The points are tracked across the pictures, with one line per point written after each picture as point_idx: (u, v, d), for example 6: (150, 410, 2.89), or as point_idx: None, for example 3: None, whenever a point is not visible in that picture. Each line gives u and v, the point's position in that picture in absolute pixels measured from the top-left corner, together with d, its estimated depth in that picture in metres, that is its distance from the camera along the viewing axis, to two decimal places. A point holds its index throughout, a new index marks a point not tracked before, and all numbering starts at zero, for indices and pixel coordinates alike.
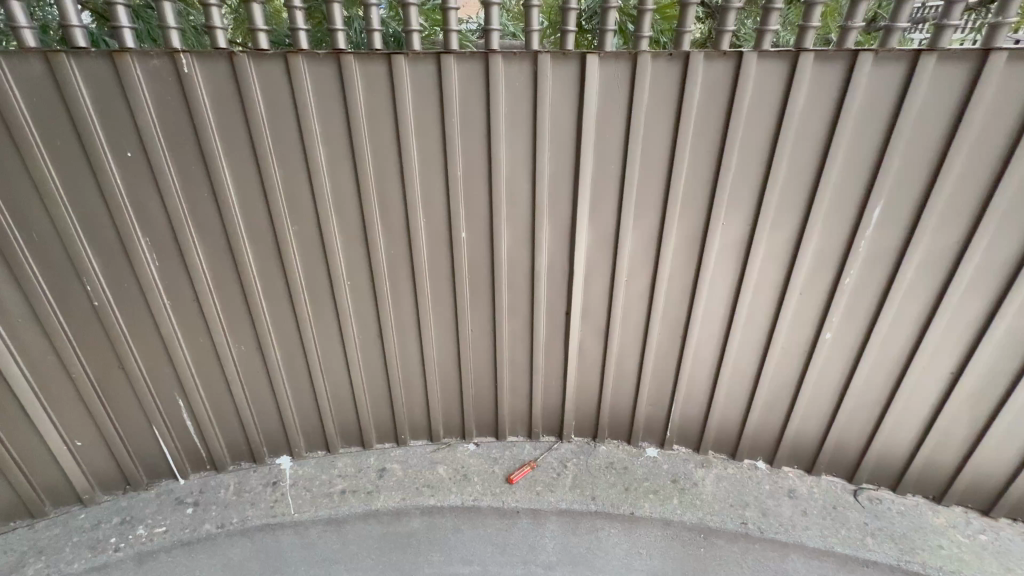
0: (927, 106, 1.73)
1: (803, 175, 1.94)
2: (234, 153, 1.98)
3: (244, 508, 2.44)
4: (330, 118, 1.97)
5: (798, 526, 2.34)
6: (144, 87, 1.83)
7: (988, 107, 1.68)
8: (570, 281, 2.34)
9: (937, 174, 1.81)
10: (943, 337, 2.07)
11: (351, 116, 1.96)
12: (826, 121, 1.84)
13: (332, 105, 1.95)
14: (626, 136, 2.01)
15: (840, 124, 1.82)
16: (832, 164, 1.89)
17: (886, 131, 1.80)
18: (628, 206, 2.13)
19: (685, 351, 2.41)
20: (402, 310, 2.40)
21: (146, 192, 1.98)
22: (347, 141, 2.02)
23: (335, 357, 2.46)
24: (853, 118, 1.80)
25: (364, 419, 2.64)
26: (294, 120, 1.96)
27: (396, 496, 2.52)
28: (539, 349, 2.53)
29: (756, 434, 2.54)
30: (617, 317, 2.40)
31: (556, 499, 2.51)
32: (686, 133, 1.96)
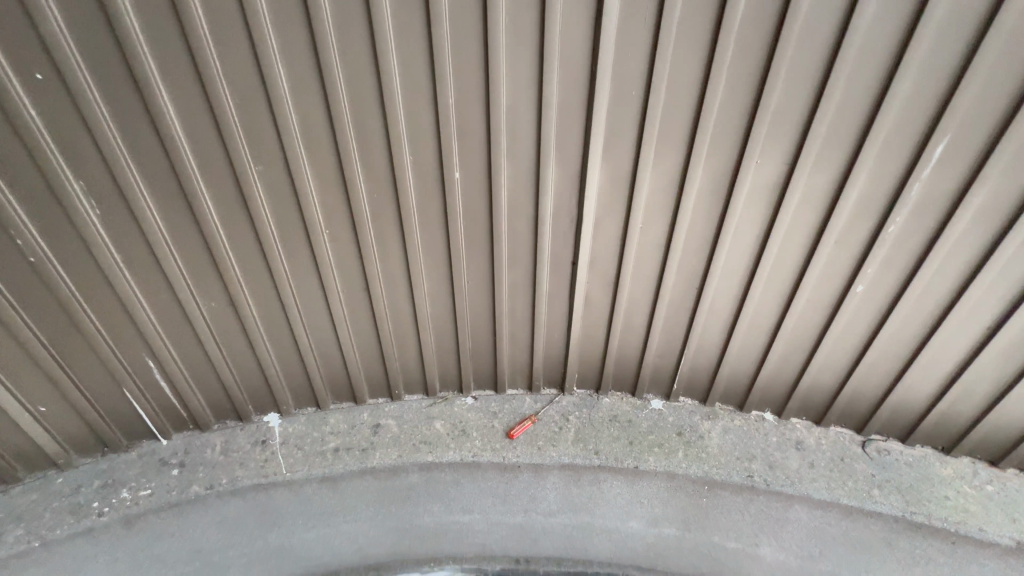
0: None
1: (858, 105, 1.64)
2: (171, 71, 1.60)
3: (232, 469, 2.33)
4: (288, 31, 1.59)
5: (804, 478, 2.31)
6: None
7: None
8: (578, 229, 2.09)
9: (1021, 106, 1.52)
10: (984, 292, 1.90)
11: (313, 28, 1.58)
12: (898, 37, 1.50)
13: (288, 13, 1.56)
14: (652, 54, 1.66)
15: (914, 41, 1.49)
16: (895, 93, 1.58)
17: (969, 50, 1.48)
18: (648, 141, 1.83)
19: (699, 304, 2.23)
20: (390, 261, 2.16)
21: (69, 124, 1.63)
22: (311, 60, 1.65)
23: (319, 312, 2.25)
24: (932, 34, 1.47)
25: (354, 375, 2.47)
26: (242, 33, 1.57)
27: (393, 453, 2.43)
28: (541, 302, 2.33)
29: (768, 387, 2.43)
30: (627, 268, 2.18)
31: (559, 454, 2.44)
32: (725, 52, 1.62)
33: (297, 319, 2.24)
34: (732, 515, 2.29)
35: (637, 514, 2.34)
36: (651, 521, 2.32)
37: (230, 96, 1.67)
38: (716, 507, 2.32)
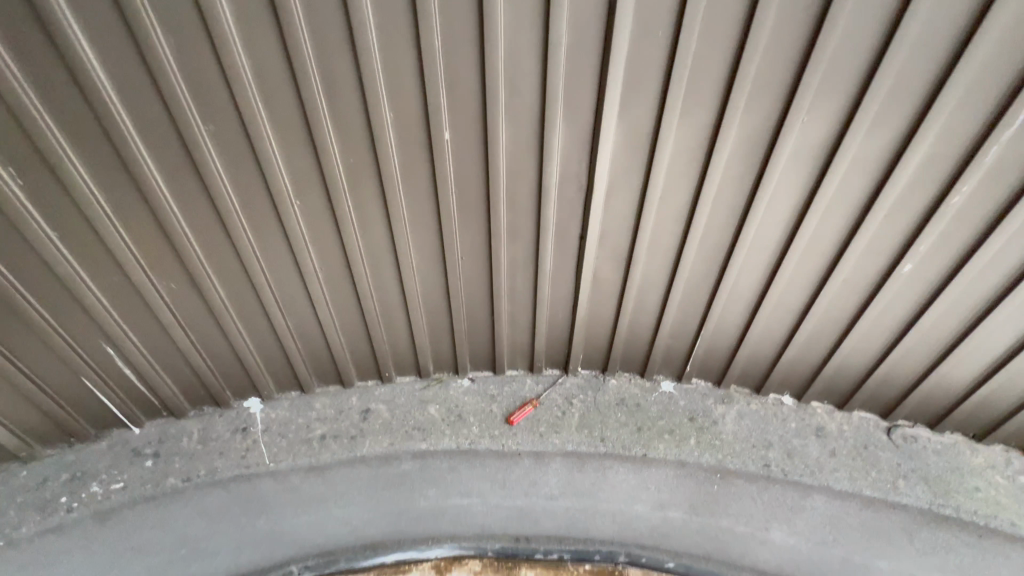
0: None
1: (940, 50, 1.32)
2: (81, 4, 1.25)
3: (211, 459, 2.16)
4: None
5: (826, 469, 2.15)
6: None
7: None
8: (587, 199, 1.82)
9: None
10: None
11: None
12: None
13: None
14: None
15: None
16: (990, 35, 1.27)
17: None
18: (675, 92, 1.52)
19: (721, 282, 2.00)
20: (373, 235, 1.90)
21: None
22: None
23: (296, 292, 2.01)
24: None
25: (339, 358, 2.27)
26: None
27: (384, 442, 2.25)
28: (544, 280, 2.08)
29: (790, 370, 2.24)
30: (642, 242, 1.93)
31: (562, 441, 2.27)
32: None
33: (272, 300, 2.01)
34: (743, 502, 2.24)
35: (644, 498, 2.31)
36: (657, 506, 2.29)
37: (162, 36, 1.33)
38: (727, 493, 2.26)
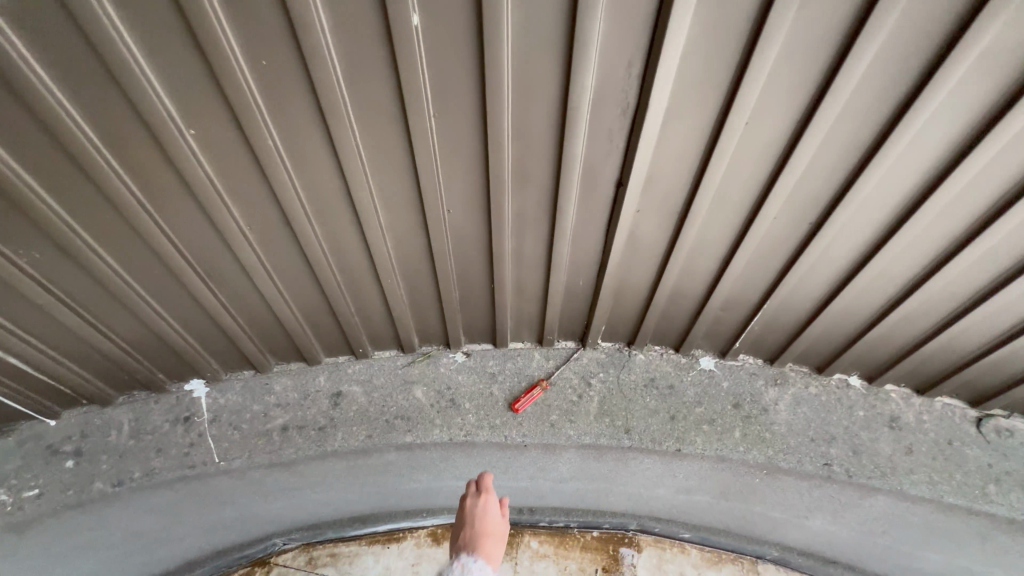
0: None
1: None
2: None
3: (146, 458, 1.77)
4: None
5: (899, 469, 1.77)
6: None
7: None
8: (635, 127, 1.22)
9: None
10: None
11: None
12: None
13: None
14: None
15: None
16: None
17: None
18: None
19: (812, 242, 1.45)
20: (319, 177, 1.32)
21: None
22: None
23: (220, 255, 1.47)
24: None
25: (296, 334, 1.77)
26: None
27: (361, 434, 1.85)
28: (564, 238, 1.52)
29: (871, 348, 1.77)
30: (710, 187, 1.35)
31: (578, 433, 1.86)
32: None
33: (188, 266, 1.47)
34: (789, 493, 1.82)
35: (669, 483, 1.87)
36: (682, 491, 1.87)
37: None
38: (774, 485, 1.83)
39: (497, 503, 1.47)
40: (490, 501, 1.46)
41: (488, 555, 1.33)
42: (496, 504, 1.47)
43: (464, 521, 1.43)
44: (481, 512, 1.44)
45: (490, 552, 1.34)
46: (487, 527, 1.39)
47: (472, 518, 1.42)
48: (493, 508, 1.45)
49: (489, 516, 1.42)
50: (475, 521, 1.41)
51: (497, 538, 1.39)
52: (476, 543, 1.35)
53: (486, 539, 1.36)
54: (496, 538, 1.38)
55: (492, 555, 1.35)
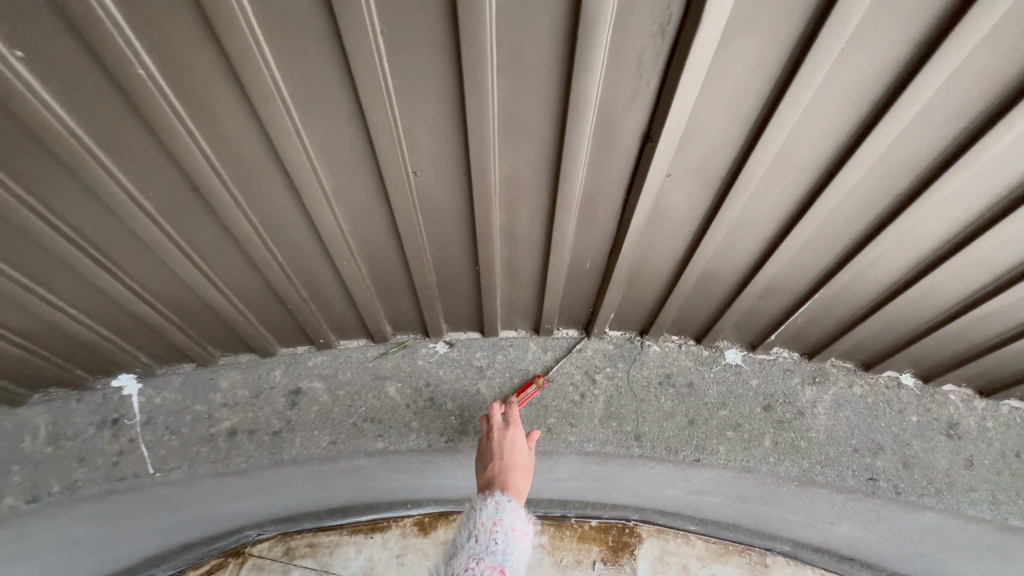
0: None
1: None
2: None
3: (68, 468, 1.49)
4: None
5: (954, 486, 1.51)
6: None
7: None
8: (674, 58, 0.85)
9: None
10: None
11: None
12: None
13: None
14: None
15: None
16: None
17: None
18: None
19: (898, 218, 1.11)
20: (230, 125, 0.94)
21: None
22: None
23: (115, 232, 1.11)
24: None
25: (239, 324, 1.44)
26: None
27: (323, 440, 1.57)
28: (568, 210, 1.17)
29: (939, 345, 1.45)
30: (773, 145, 0.98)
31: (579, 440, 1.58)
32: None
33: (73, 248, 1.10)
34: (815, 502, 1.58)
35: (677, 485, 1.63)
36: (694, 492, 1.63)
37: None
38: (802, 496, 1.58)
39: (524, 437, 1.39)
40: (518, 435, 1.38)
41: (519, 487, 1.23)
42: (523, 439, 1.39)
43: (491, 455, 1.34)
44: (509, 446, 1.36)
45: (520, 485, 1.24)
46: (515, 460, 1.30)
47: (499, 451, 1.34)
48: (521, 443, 1.38)
49: (517, 449, 1.33)
50: (502, 454, 1.32)
51: (525, 472, 1.29)
52: (506, 475, 1.25)
53: (516, 471, 1.27)
54: (525, 471, 1.29)
55: (522, 489, 1.25)
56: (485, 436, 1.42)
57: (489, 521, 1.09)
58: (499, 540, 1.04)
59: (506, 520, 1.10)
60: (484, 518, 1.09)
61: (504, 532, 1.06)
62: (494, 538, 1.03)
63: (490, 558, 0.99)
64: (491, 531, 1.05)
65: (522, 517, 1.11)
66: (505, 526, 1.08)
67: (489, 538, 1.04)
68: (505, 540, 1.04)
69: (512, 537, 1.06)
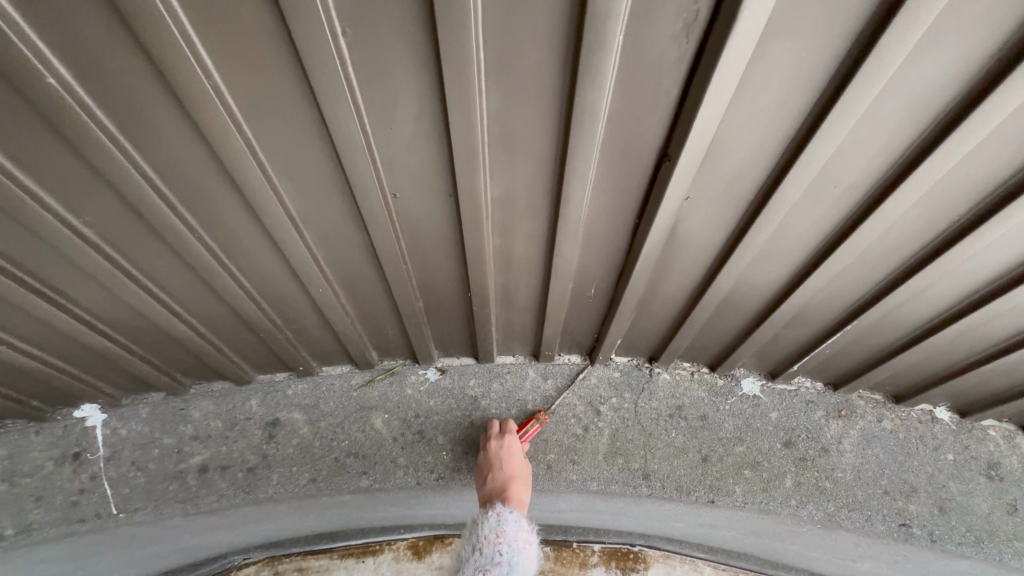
0: None
1: None
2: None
3: (24, 509, 1.36)
4: None
5: (997, 534, 1.36)
6: None
7: None
8: (700, 65, 0.71)
9: None
10: None
11: None
12: None
13: None
14: None
15: None
16: None
17: None
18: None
19: (951, 248, 0.96)
20: (174, 142, 0.80)
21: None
22: None
23: (53, 260, 0.97)
24: None
25: (208, 353, 1.31)
26: None
27: (303, 477, 1.44)
28: (572, 235, 1.03)
29: (983, 380, 1.30)
30: (812, 165, 0.83)
31: (582, 478, 1.45)
32: None
33: (5, 277, 0.97)
34: (840, 543, 1.44)
35: (687, 520, 1.50)
36: (705, 525, 1.50)
37: None
38: (823, 536, 1.44)
39: (521, 445, 1.40)
40: (515, 444, 1.38)
41: (521, 498, 1.25)
42: (520, 447, 1.40)
43: (489, 466, 1.35)
44: (506, 455, 1.37)
45: (521, 496, 1.26)
46: (514, 471, 1.32)
47: (499, 462, 1.34)
48: (518, 451, 1.38)
49: (515, 460, 1.34)
50: (501, 466, 1.34)
51: (526, 480, 1.32)
52: (507, 488, 1.27)
53: (516, 482, 1.29)
54: (526, 480, 1.31)
55: (524, 497, 1.27)
56: (482, 447, 1.42)
57: (491, 533, 1.08)
58: (504, 551, 1.04)
59: (509, 531, 1.09)
60: (487, 529, 1.09)
61: (508, 543, 1.06)
62: (499, 549, 1.04)
63: (495, 569, 1.00)
64: (495, 543, 1.06)
65: (525, 527, 1.11)
66: (508, 536, 1.08)
67: (494, 549, 1.04)
68: (509, 550, 1.05)
69: (517, 548, 1.06)
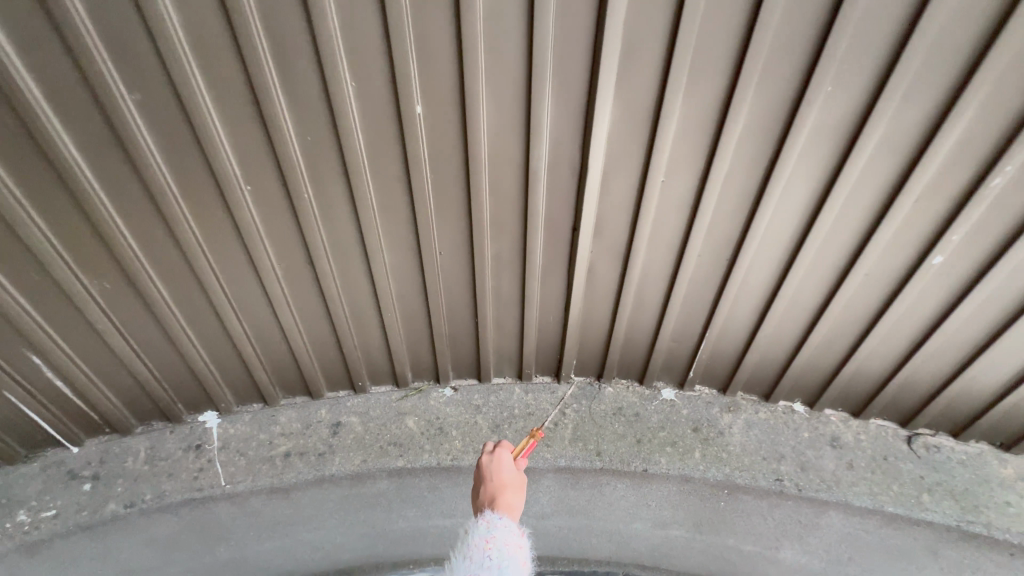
0: None
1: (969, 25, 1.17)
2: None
3: (159, 481, 1.92)
4: None
5: (843, 482, 1.96)
6: None
7: None
8: (581, 188, 1.61)
9: None
10: None
11: None
12: None
13: None
14: None
15: None
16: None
17: None
18: (684, 40, 1.28)
19: (730, 278, 1.80)
20: (337, 227, 1.66)
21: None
22: None
23: (251, 292, 1.77)
24: None
25: (307, 368, 2.03)
26: None
27: (356, 458, 2.03)
28: (534, 277, 1.86)
29: (804, 373, 2.04)
30: (645, 232, 1.72)
31: (554, 456, 2.06)
32: None
33: (223, 301, 1.75)
34: (751, 520, 2.06)
35: (644, 515, 2.11)
36: (658, 525, 2.11)
37: None
38: (737, 513, 2.07)
39: (509, 458, 1.55)
40: (503, 458, 1.54)
41: (508, 506, 1.43)
42: (510, 460, 1.55)
43: (482, 479, 1.53)
44: (496, 468, 1.53)
45: (509, 505, 1.43)
46: (502, 483, 1.48)
47: (489, 476, 1.51)
48: (507, 462, 1.54)
49: (504, 473, 1.50)
50: (493, 477, 1.50)
51: (516, 489, 1.49)
52: (495, 499, 1.44)
53: (504, 492, 1.45)
54: (514, 490, 1.47)
55: (514, 507, 1.44)
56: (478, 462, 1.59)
57: (481, 540, 1.30)
58: (493, 555, 1.26)
59: (497, 536, 1.31)
60: (477, 539, 1.30)
61: (497, 548, 1.28)
62: (488, 554, 1.26)
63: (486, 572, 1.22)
64: (485, 548, 1.28)
65: (512, 533, 1.33)
66: (497, 542, 1.29)
67: (484, 553, 1.26)
68: (497, 553, 1.27)
69: (505, 550, 1.28)
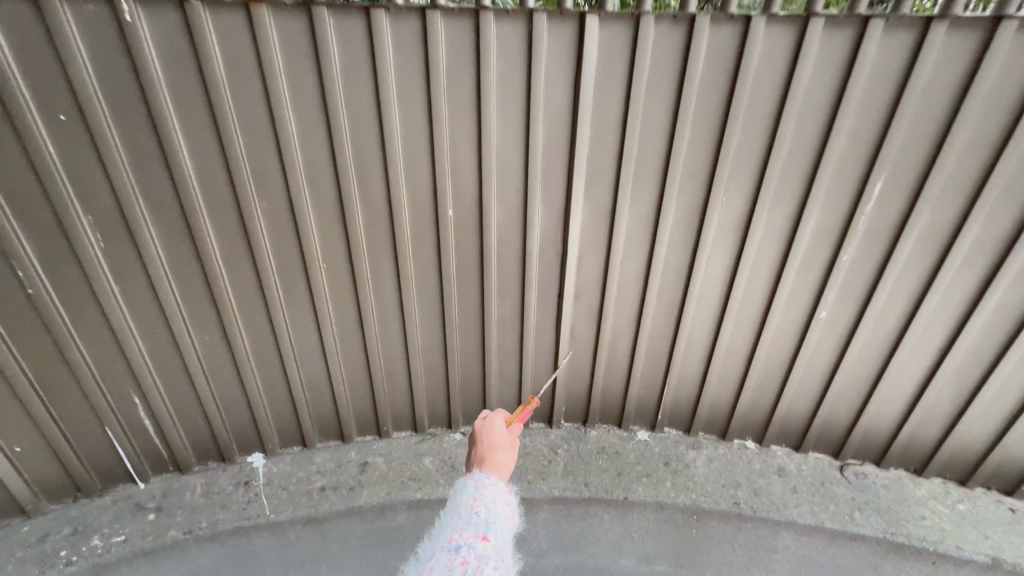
0: (928, 93, 1.68)
1: (800, 160, 1.88)
2: (183, 94, 1.69)
3: (213, 511, 2.26)
4: (305, 97, 1.76)
5: (789, 503, 2.37)
6: (84, 54, 1.57)
7: (986, 97, 1.65)
8: (564, 264, 2.21)
9: (932, 166, 1.79)
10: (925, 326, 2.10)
11: (328, 100, 1.76)
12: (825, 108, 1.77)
13: (305, 80, 1.73)
14: (624, 118, 1.88)
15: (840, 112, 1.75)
16: (832, 149, 1.82)
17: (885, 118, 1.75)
18: (627, 166, 1.97)
19: (679, 333, 2.34)
20: (382, 294, 2.21)
21: (75, 134, 1.68)
22: (323, 122, 1.81)
23: (310, 346, 2.26)
24: (853, 109, 1.75)
25: (344, 413, 2.45)
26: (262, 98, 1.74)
27: (380, 491, 2.39)
28: (529, 333, 2.40)
29: (748, 413, 2.52)
30: (612, 298, 2.30)
31: (548, 488, 2.44)
32: (685, 117, 1.84)
33: (288, 354, 2.24)
34: (725, 549, 2.26)
35: (630, 549, 2.26)
36: (644, 560, 2.23)
37: (242, 145, 1.80)
38: (712, 543, 2.28)
39: (500, 425, 1.67)
40: (494, 423, 1.67)
41: (495, 462, 1.54)
42: (501, 426, 1.67)
43: (476, 441, 1.65)
44: (488, 432, 1.65)
45: (496, 462, 1.54)
46: (492, 444, 1.59)
47: (480, 438, 1.63)
48: (498, 426, 1.66)
49: (494, 434, 1.62)
50: (484, 438, 1.62)
51: (506, 449, 1.60)
52: (484, 457, 1.56)
53: (493, 452, 1.57)
54: (501, 450, 1.58)
55: (503, 464, 1.55)
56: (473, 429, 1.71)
57: (469, 499, 1.35)
58: (480, 511, 1.31)
59: (484, 496, 1.37)
60: (466, 496, 1.36)
61: (484, 505, 1.34)
62: (475, 512, 1.31)
63: (473, 527, 1.27)
64: (472, 507, 1.32)
65: (498, 494, 1.38)
66: (484, 500, 1.35)
67: (472, 511, 1.31)
68: (483, 511, 1.31)
69: (492, 508, 1.33)
